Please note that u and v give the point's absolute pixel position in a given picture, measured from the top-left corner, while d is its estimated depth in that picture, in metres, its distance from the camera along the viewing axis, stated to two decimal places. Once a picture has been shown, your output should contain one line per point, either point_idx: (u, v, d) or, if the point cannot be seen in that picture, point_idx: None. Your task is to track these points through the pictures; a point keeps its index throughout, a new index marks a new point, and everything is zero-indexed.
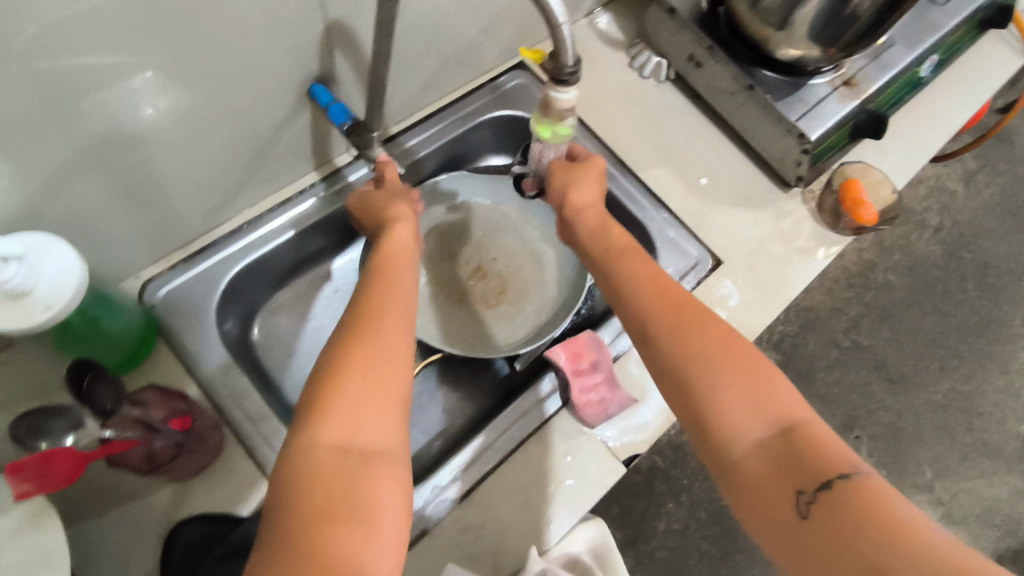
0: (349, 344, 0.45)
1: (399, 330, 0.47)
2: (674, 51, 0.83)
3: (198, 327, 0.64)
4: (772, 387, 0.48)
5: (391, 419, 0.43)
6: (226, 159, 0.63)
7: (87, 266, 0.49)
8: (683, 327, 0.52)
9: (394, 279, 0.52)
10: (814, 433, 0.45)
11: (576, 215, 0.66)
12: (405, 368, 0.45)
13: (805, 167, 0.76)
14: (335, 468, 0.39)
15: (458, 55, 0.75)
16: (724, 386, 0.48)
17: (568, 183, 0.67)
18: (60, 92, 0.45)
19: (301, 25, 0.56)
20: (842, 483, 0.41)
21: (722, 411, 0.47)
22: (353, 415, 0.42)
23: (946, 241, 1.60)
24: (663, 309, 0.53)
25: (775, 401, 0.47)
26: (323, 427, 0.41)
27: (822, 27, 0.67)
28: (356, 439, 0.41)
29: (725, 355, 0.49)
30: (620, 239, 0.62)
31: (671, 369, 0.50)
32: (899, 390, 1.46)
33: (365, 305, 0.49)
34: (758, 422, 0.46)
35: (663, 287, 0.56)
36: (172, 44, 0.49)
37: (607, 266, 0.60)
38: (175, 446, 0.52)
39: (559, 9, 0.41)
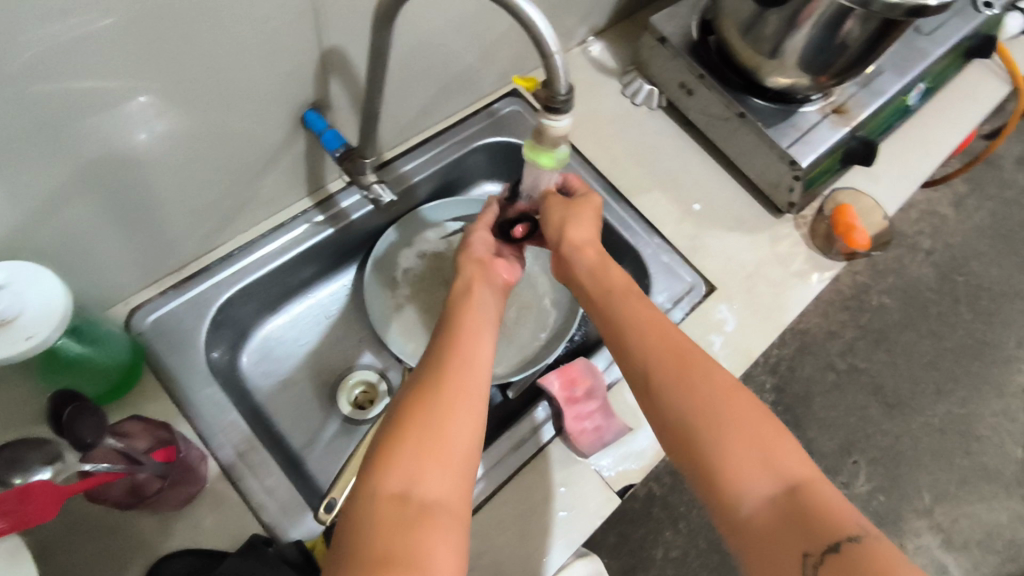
0: (421, 402, 0.47)
1: (472, 380, 0.49)
2: (666, 78, 0.84)
3: (186, 355, 0.63)
4: (777, 440, 0.48)
5: (451, 477, 0.44)
6: (220, 185, 0.63)
7: (72, 297, 0.48)
8: (687, 374, 0.52)
9: (465, 334, 0.54)
10: (819, 491, 0.45)
11: (575, 253, 0.64)
12: (469, 420, 0.47)
13: (797, 193, 0.77)
14: (393, 519, 0.40)
15: (453, 82, 0.75)
16: (731, 438, 0.48)
17: (568, 222, 0.65)
18: (53, 118, 0.45)
19: (297, 52, 0.56)
20: (850, 545, 0.41)
21: (726, 463, 0.47)
22: (415, 470, 0.43)
23: (939, 264, 1.61)
24: (666, 355, 0.54)
25: (781, 456, 0.47)
26: (382, 480, 0.42)
27: (813, 56, 0.67)
28: (415, 492, 0.42)
29: (730, 405, 0.50)
30: (620, 278, 0.62)
31: (676, 420, 0.50)
32: (897, 413, 1.45)
33: (441, 355, 0.52)
34: (764, 477, 0.46)
35: (665, 331, 0.56)
36: (167, 70, 0.49)
37: (606, 307, 0.60)
38: (160, 477, 0.52)
39: (551, 39, 0.41)
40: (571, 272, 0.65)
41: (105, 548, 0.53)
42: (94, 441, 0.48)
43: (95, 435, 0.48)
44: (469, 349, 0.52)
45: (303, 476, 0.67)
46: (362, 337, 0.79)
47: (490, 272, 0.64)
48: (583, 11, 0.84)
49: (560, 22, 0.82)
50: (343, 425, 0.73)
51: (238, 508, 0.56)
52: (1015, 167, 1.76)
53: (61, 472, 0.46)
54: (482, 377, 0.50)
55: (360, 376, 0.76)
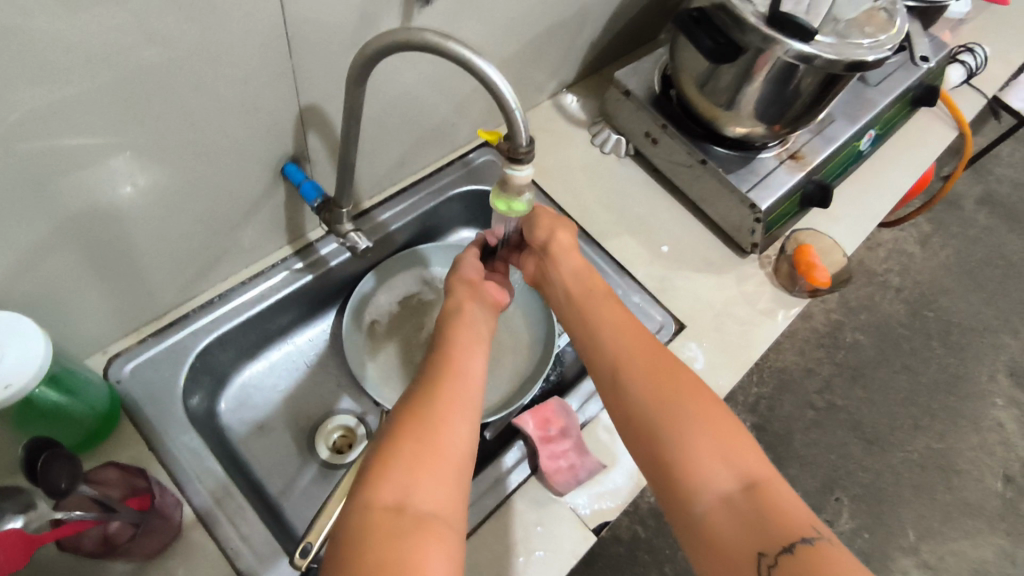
0: (416, 413, 0.48)
1: (459, 391, 0.51)
2: (632, 128, 0.89)
3: (163, 402, 0.63)
4: (737, 442, 0.50)
5: (441, 486, 0.45)
6: (200, 236, 0.65)
7: (51, 345, 0.49)
8: (658, 380, 0.54)
9: (460, 351, 0.55)
10: (776, 493, 0.47)
11: (563, 254, 0.67)
12: (462, 430, 0.48)
13: (759, 235, 0.80)
14: (387, 529, 0.41)
15: (429, 134, 0.78)
16: (698, 439, 0.50)
17: (554, 224, 0.69)
18: (40, 174, 0.47)
19: (278, 108, 0.59)
20: (802, 546, 0.43)
21: (692, 463, 0.49)
22: (409, 480, 0.44)
23: (909, 301, 1.66)
24: (639, 358, 0.56)
25: (741, 456, 0.49)
26: (376, 491, 0.43)
27: (766, 107, 0.72)
28: (407, 501, 0.43)
29: (696, 407, 0.52)
30: (602, 285, 0.65)
31: (643, 419, 0.52)
32: (876, 450, 1.46)
33: (436, 369, 0.53)
34: (725, 476, 0.48)
35: (639, 340, 0.58)
36: (151, 127, 0.51)
37: (587, 311, 0.63)
38: (132, 525, 0.52)
39: (510, 96, 0.45)
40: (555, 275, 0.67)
41: None
42: (68, 487, 0.48)
43: (70, 481, 0.48)
44: (461, 364, 0.54)
45: (278, 523, 0.67)
46: (340, 381, 0.79)
47: (480, 292, 0.66)
48: (551, 67, 0.89)
49: (530, 78, 0.86)
50: (321, 470, 0.73)
51: (212, 556, 0.56)
52: (976, 206, 1.83)
53: (34, 520, 0.46)
54: (473, 393, 0.52)
55: (341, 422, 0.76)
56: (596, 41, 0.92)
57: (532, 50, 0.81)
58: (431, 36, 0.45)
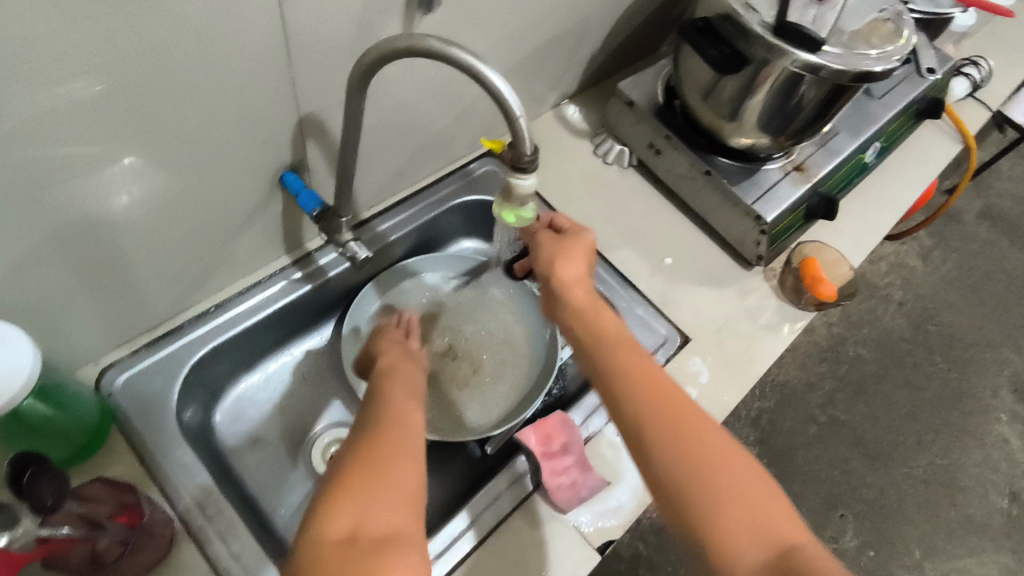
0: (358, 452, 0.46)
1: (406, 427, 0.50)
2: (634, 139, 0.88)
3: (154, 416, 0.62)
4: (767, 499, 0.48)
5: (395, 511, 0.43)
6: (197, 245, 0.63)
7: (27, 388, 0.46)
8: (679, 429, 0.50)
9: (404, 399, 0.54)
10: (812, 557, 0.44)
11: (565, 293, 0.62)
12: (413, 464, 0.46)
13: (764, 247, 0.79)
14: (339, 562, 0.39)
15: (430, 144, 0.77)
16: (727, 497, 0.47)
17: (554, 254, 0.63)
18: (34, 184, 0.46)
19: (277, 116, 0.58)
20: None
21: (721, 524, 0.46)
22: (362, 509, 0.42)
23: (911, 315, 1.65)
24: (656, 402, 0.52)
25: (773, 520, 0.46)
26: (328, 524, 0.41)
27: (770, 118, 0.71)
28: (360, 531, 0.41)
29: (722, 460, 0.49)
30: (612, 326, 0.59)
31: (665, 471, 0.49)
32: (880, 466, 1.45)
33: (382, 409, 0.52)
34: (757, 542, 0.45)
35: (655, 381, 0.54)
36: (146, 136, 0.50)
37: (595, 354, 0.57)
38: (120, 544, 0.51)
39: (516, 104, 0.44)
40: (559, 312, 0.62)
41: None
42: (53, 505, 0.45)
43: (55, 499, 0.45)
44: (401, 405, 0.52)
45: (272, 540, 0.65)
46: (337, 394, 0.78)
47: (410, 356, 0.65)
48: (553, 79, 0.88)
49: (531, 89, 0.86)
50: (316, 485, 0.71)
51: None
52: (976, 220, 1.83)
53: (20, 536, 0.42)
54: (418, 428, 0.51)
55: (334, 436, 0.74)
56: (598, 52, 0.91)
57: (533, 61, 0.81)
58: (433, 42, 0.44)
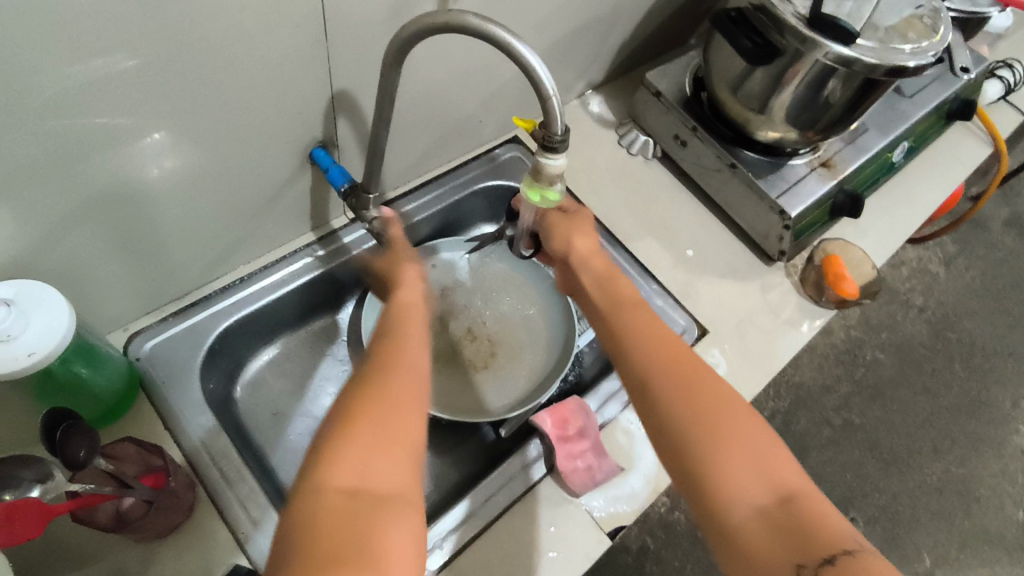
0: (362, 398, 0.45)
1: (410, 376, 0.48)
2: (660, 130, 0.88)
3: (179, 383, 0.63)
4: (769, 448, 0.48)
5: (400, 464, 0.42)
6: (226, 217, 0.64)
7: (58, 351, 0.47)
8: (685, 383, 0.51)
9: (410, 343, 0.51)
10: (812, 502, 0.45)
11: (583, 263, 0.65)
12: (419, 419, 0.45)
13: (787, 242, 0.79)
14: (344, 512, 0.38)
15: (456, 127, 0.78)
16: (731, 446, 0.47)
17: (569, 232, 0.66)
18: (77, 148, 0.48)
19: (310, 91, 0.59)
20: (844, 557, 0.41)
21: (722, 469, 0.46)
22: (367, 460, 0.41)
23: (932, 321, 1.63)
24: (661, 358, 0.53)
25: (776, 468, 0.46)
26: (331, 470, 0.40)
27: (799, 112, 0.70)
28: (366, 483, 0.40)
29: (725, 410, 0.49)
30: (627, 290, 0.61)
31: (669, 422, 0.49)
32: (894, 471, 1.44)
33: (387, 351, 0.50)
34: (757, 486, 0.45)
35: (661, 339, 0.54)
36: (184, 106, 0.51)
37: (608, 318, 0.59)
38: (145, 502, 0.51)
39: (549, 83, 0.44)
40: (577, 281, 0.65)
41: None
42: (87, 458, 0.47)
43: (88, 453, 0.47)
44: (404, 348, 0.50)
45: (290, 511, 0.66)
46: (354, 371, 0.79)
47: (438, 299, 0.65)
48: (580, 67, 0.88)
49: (558, 77, 0.86)
50: None
51: (222, 539, 0.56)
52: (1003, 228, 1.80)
53: (51, 490, 0.46)
54: (421, 375, 0.49)
55: None
56: (627, 42, 0.91)
57: (561, 49, 0.81)
58: (470, 18, 0.44)
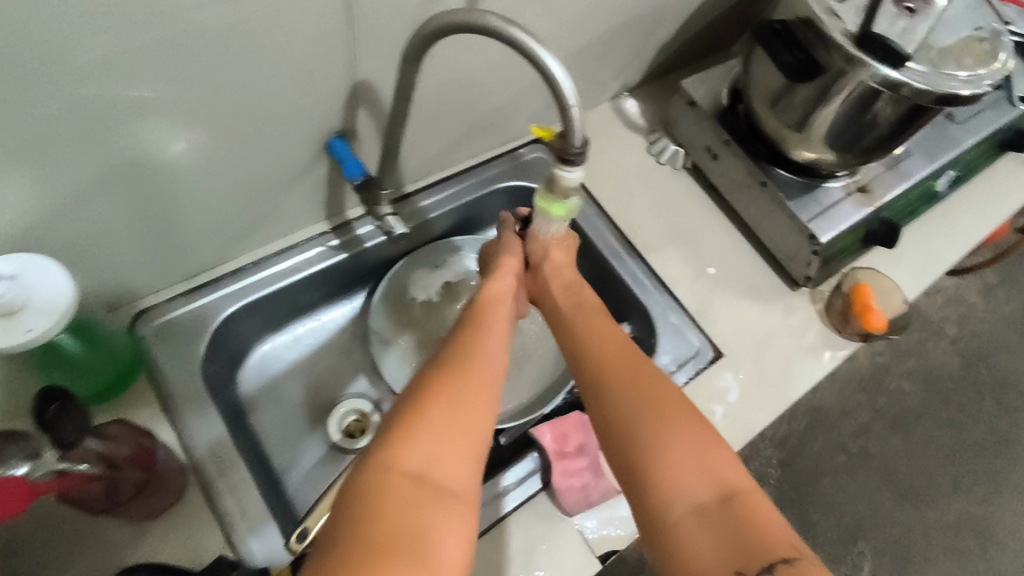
0: (438, 386, 0.46)
1: (484, 375, 0.48)
2: (692, 141, 0.85)
3: (181, 365, 0.63)
4: (717, 449, 0.45)
5: (465, 461, 0.42)
6: (240, 201, 0.64)
7: (56, 330, 0.46)
8: (637, 385, 0.49)
9: (488, 344, 0.52)
10: (755, 506, 0.42)
11: (555, 271, 0.65)
12: (490, 416, 0.46)
13: (814, 267, 0.76)
14: (404, 496, 0.39)
15: (481, 123, 0.76)
16: (675, 445, 0.45)
17: (552, 244, 0.65)
18: (89, 126, 0.47)
19: (331, 80, 0.57)
20: (785, 565, 0.38)
21: (665, 467, 0.44)
22: (434, 450, 0.42)
23: (964, 353, 1.56)
24: (619, 362, 0.52)
25: (721, 468, 0.44)
26: (400, 452, 0.41)
27: (840, 132, 0.67)
28: (431, 473, 0.41)
29: (675, 411, 0.47)
30: (591, 298, 0.62)
31: (621, 421, 0.47)
32: (909, 504, 1.39)
33: (466, 349, 0.51)
34: (702, 484, 0.43)
35: (621, 346, 0.54)
36: (201, 88, 0.50)
37: (573, 325, 0.58)
38: (135, 485, 0.53)
39: (570, 92, 0.42)
40: (545, 289, 0.65)
41: (70, 553, 0.53)
42: (76, 440, 0.47)
43: (76, 435, 0.47)
44: (483, 347, 0.51)
45: (282, 500, 0.66)
46: (360, 364, 0.78)
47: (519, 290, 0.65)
48: (614, 69, 0.85)
49: (590, 78, 0.83)
50: (331, 451, 0.72)
51: (212, 525, 0.56)
52: None
53: (39, 469, 0.44)
54: (496, 377, 0.49)
55: (352, 407, 0.74)
56: (665, 45, 0.88)
57: (595, 49, 0.78)
58: (493, 20, 0.42)
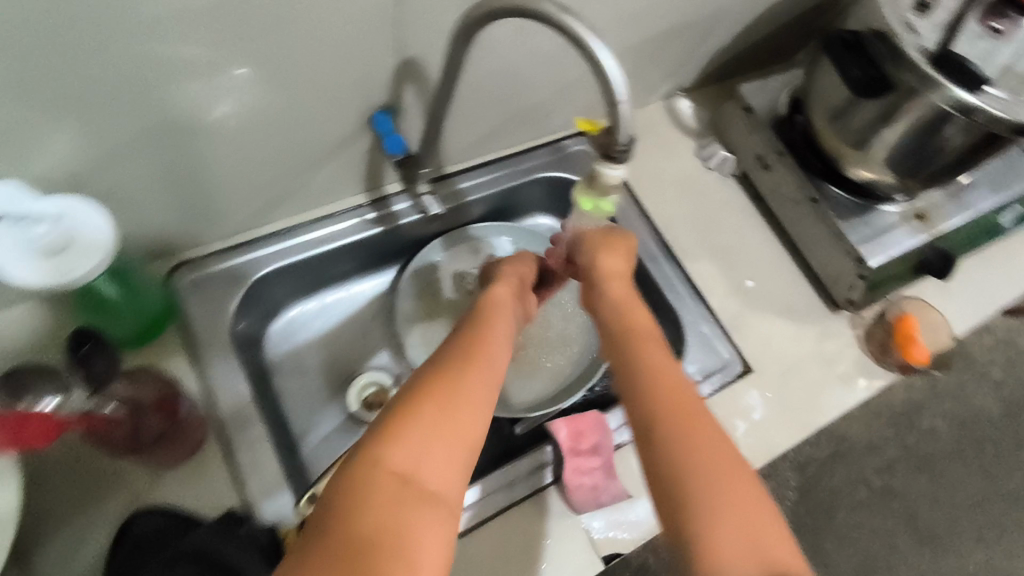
0: (435, 380, 0.44)
1: (483, 370, 0.46)
2: (744, 148, 0.82)
3: (210, 322, 0.64)
4: (771, 525, 0.41)
5: (455, 462, 0.41)
6: (282, 166, 0.64)
7: (96, 273, 0.48)
8: (685, 427, 0.44)
9: (492, 338, 0.50)
10: None
11: (603, 282, 0.59)
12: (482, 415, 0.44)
13: (858, 292, 0.73)
14: (387, 499, 0.38)
15: (527, 111, 0.75)
16: (725, 513, 0.41)
17: (598, 247, 0.61)
18: (141, 80, 0.48)
19: (380, 54, 0.57)
20: None
21: (716, 540, 0.40)
22: (422, 450, 0.40)
23: (1007, 400, 1.49)
24: (672, 398, 0.46)
25: (775, 549, 0.40)
26: (387, 451, 0.40)
27: (901, 155, 0.64)
28: (417, 473, 0.40)
29: (730, 474, 0.42)
30: (642, 319, 0.54)
31: (667, 475, 0.42)
32: (927, 549, 1.35)
33: (470, 342, 0.49)
34: (753, 567, 0.39)
35: (675, 375, 0.48)
36: (252, 52, 0.51)
37: (620, 334, 0.53)
38: (158, 432, 0.54)
39: (621, 88, 0.41)
40: (595, 303, 0.58)
41: (87, 490, 0.55)
42: (105, 380, 0.49)
43: (105, 375, 0.49)
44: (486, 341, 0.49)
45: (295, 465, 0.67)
46: (383, 339, 0.78)
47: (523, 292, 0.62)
48: (670, 68, 0.83)
49: (644, 75, 0.81)
50: (347, 422, 0.72)
51: (225, 479, 0.57)
52: None
53: (67, 404, 0.46)
54: (497, 373, 0.47)
55: (372, 378, 0.74)
56: (726, 47, 0.85)
57: (652, 46, 0.76)
58: (548, 7, 0.41)
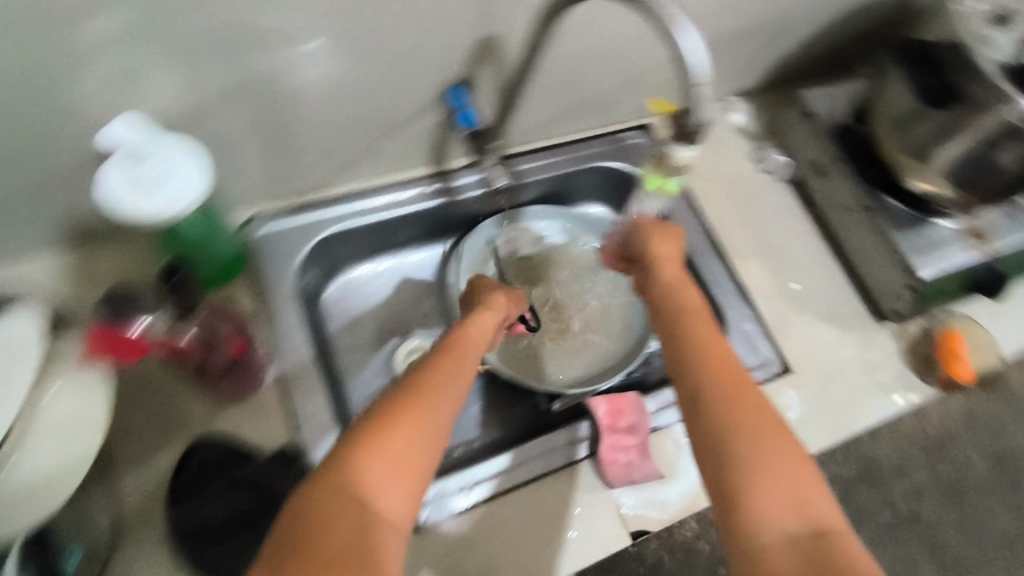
0: (395, 406, 0.44)
1: (444, 396, 0.46)
2: (803, 154, 0.82)
3: (277, 272, 0.68)
4: (808, 478, 0.43)
5: (409, 490, 0.41)
6: (356, 132, 0.67)
7: (184, 213, 0.52)
8: (731, 390, 0.46)
9: (456, 365, 0.50)
10: (841, 540, 0.41)
11: (655, 264, 0.61)
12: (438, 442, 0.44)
13: (906, 304, 0.73)
14: (339, 526, 0.38)
15: (592, 98, 0.77)
16: (767, 467, 0.43)
17: (652, 233, 0.63)
18: (242, 33, 0.52)
19: (460, 29, 0.60)
20: None
21: (756, 490, 0.42)
22: (377, 479, 0.40)
23: None
24: (716, 369, 0.48)
25: (813, 499, 0.43)
26: (341, 480, 0.40)
27: (963, 167, 0.64)
28: (371, 503, 0.40)
29: (772, 432, 0.45)
30: (691, 298, 0.56)
31: (710, 435, 0.45)
32: None
33: (434, 366, 0.49)
34: (791, 513, 0.42)
35: (719, 347, 0.50)
36: (344, 16, 0.54)
37: (670, 313, 0.55)
38: (226, 364, 0.59)
39: (702, 69, 0.43)
40: (648, 284, 0.60)
41: (158, 415, 0.59)
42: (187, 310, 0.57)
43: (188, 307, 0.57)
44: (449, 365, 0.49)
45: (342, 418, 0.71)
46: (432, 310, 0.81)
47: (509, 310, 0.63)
48: (735, 69, 0.84)
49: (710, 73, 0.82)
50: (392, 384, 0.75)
51: (280, 420, 0.61)
52: None
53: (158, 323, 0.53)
54: (456, 400, 0.47)
55: (418, 344, 0.75)
56: (794, 52, 0.85)
57: (720, 44, 0.77)
58: None
